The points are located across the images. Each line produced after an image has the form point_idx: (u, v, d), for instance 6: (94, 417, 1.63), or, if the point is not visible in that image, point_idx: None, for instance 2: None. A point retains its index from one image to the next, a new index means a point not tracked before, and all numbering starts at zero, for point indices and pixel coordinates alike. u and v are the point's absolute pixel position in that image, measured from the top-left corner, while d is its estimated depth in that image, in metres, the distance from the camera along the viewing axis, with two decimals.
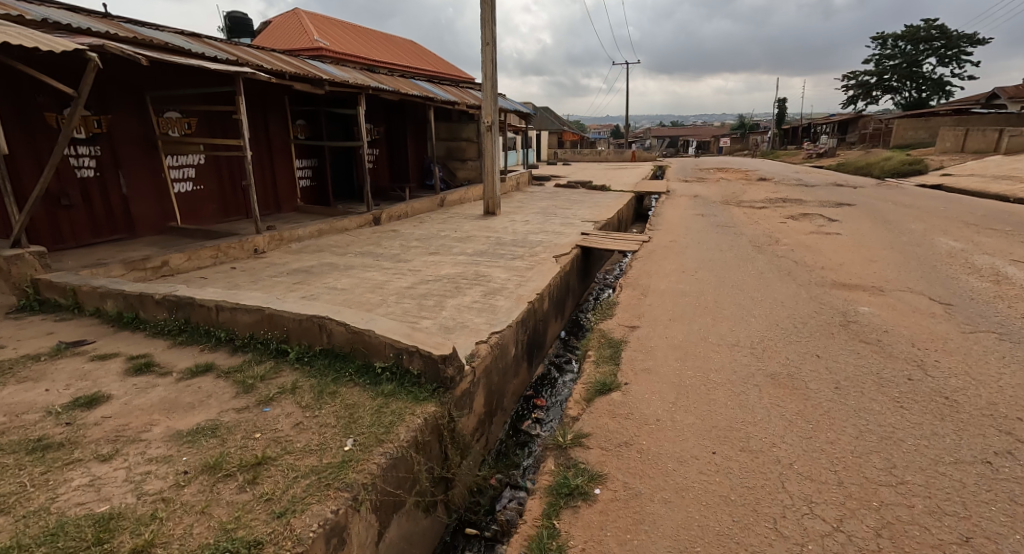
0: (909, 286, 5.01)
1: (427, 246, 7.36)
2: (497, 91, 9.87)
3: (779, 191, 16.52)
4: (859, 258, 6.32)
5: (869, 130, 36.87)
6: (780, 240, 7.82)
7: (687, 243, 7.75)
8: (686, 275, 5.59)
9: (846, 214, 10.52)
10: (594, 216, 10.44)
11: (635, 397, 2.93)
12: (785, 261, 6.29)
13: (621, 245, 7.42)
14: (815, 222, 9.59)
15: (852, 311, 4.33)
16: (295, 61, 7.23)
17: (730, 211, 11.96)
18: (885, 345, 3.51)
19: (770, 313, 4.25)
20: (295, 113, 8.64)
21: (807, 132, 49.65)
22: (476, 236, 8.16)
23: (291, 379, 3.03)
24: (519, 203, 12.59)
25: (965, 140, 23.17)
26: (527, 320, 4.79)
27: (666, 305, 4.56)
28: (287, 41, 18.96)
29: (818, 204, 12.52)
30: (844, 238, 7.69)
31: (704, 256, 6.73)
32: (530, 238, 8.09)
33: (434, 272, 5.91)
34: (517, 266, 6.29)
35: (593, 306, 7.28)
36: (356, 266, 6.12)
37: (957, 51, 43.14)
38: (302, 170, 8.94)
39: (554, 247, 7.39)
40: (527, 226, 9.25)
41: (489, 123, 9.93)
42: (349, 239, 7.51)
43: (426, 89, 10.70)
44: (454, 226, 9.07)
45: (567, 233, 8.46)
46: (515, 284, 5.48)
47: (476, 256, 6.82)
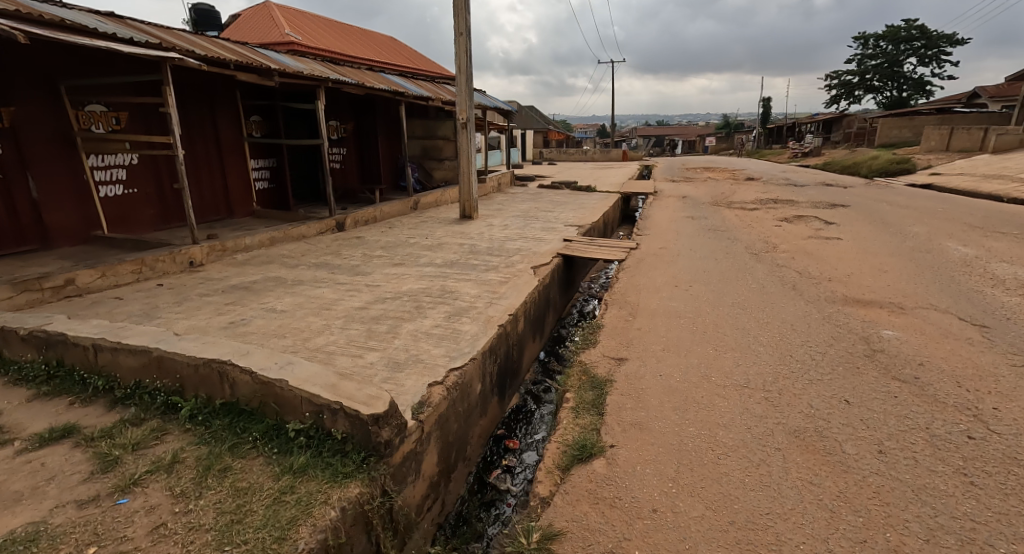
0: (931, 304, 4.44)
1: (391, 256, 6.65)
2: (473, 85, 9.18)
3: (770, 191, 16.03)
4: (867, 268, 5.77)
5: (853, 129, 36.84)
6: (776, 246, 7.25)
7: (677, 250, 7.14)
8: (678, 290, 4.96)
9: (842, 217, 10.02)
10: (578, 220, 9.80)
11: (623, 469, 2.26)
12: (786, 272, 5.70)
13: (606, 253, 6.79)
14: (811, 226, 9.07)
15: (874, 336, 3.73)
16: (242, 49, 6.47)
17: (720, 214, 11.41)
18: (926, 388, 2.89)
19: (781, 342, 3.62)
20: (248, 108, 7.89)
21: (792, 131, 49.67)
22: (448, 244, 7.47)
23: (170, 449, 2.29)
24: (499, 206, 11.92)
25: (950, 140, 23.01)
26: (498, 347, 4.12)
27: (658, 331, 3.91)
28: (255, 35, 18.00)
29: (810, 206, 12.03)
30: (846, 244, 7.15)
31: (696, 265, 6.13)
32: (507, 245, 7.42)
33: (394, 288, 5.21)
34: (489, 280, 5.62)
35: (577, 323, 6.64)
36: (305, 280, 5.39)
37: (938, 51, 43.46)
38: (258, 171, 8.19)
39: (532, 257, 6.73)
40: (505, 231, 8.58)
41: (464, 121, 9.23)
42: (306, 248, 6.78)
43: (398, 84, 9.98)
44: (425, 232, 8.37)
45: (548, 240, 7.81)
46: (485, 302, 4.80)
47: (445, 268, 6.14)
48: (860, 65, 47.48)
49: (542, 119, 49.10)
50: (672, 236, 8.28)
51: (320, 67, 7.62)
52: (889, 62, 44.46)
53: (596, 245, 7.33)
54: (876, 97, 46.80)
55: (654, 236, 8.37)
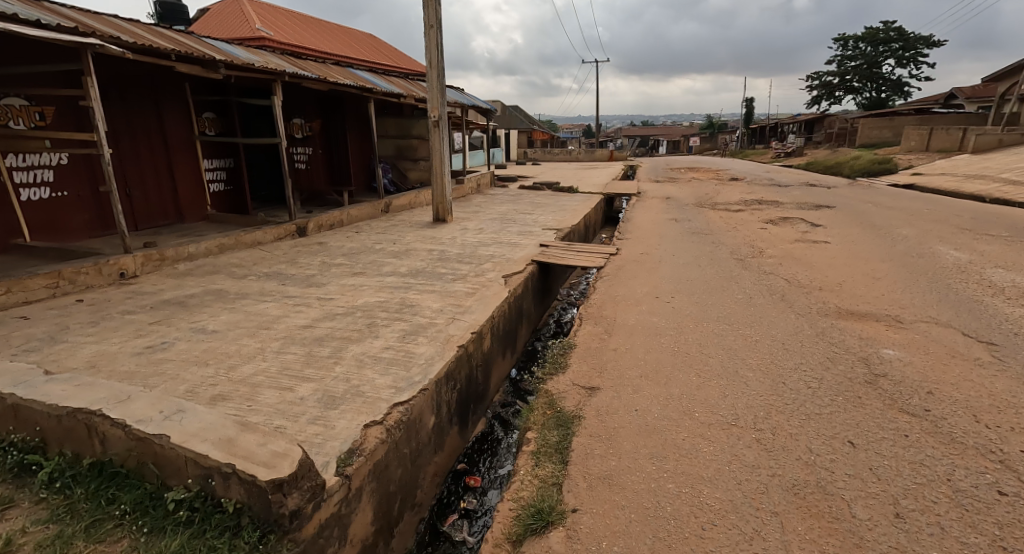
0: (932, 317, 4.10)
1: (352, 265, 6.15)
2: (444, 81, 8.71)
3: (755, 192, 15.83)
4: (858, 275, 5.43)
5: (834, 129, 37.06)
6: (762, 251, 6.90)
7: (659, 256, 6.76)
8: (659, 303, 4.56)
9: (827, 219, 9.75)
10: (557, 223, 9.40)
11: (585, 546, 1.83)
12: (773, 281, 5.33)
13: (584, 260, 6.38)
14: (797, 229, 8.76)
15: (874, 357, 3.36)
16: (187, 39, 5.93)
17: (704, 216, 11.08)
18: (940, 424, 2.51)
19: (771, 366, 3.23)
20: (200, 104, 7.35)
21: (774, 132, 49.95)
22: (416, 251, 7.00)
23: (5, 530, 1.79)
24: (476, 208, 11.46)
25: (930, 139, 23.10)
26: (458, 371, 3.68)
27: (635, 353, 3.49)
28: (225, 31, 17.28)
29: (795, 208, 11.76)
30: (835, 249, 6.83)
31: (678, 273, 5.74)
32: (479, 251, 6.97)
33: (348, 302, 4.72)
34: (455, 291, 5.16)
35: (553, 336, 6.21)
36: (250, 293, 4.88)
37: (916, 52, 44.02)
38: (211, 172, 7.66)
39: (505, 264, 6.29)
40: (479, 236, 8.12)
41: (436, 119, 8.75)
42: (260, 256, 6.26)
43: (367, 80, 9.47)
44: (394, 237, 7.89)
45: (524, 246, 7.37)
46: (446, 318, 4.34)
47: (409, 277, 5.66)
48: (840, 66, 47.91)
49: (526, 118, 48.70)
50: (654, 240, 7.90)
51: (277, 60, 7.09)
52: (869, 63, 44.92)
53: (574, 251, 6.92)
54: (856, 97, 47.27)
55: (635, 240, 7.99)
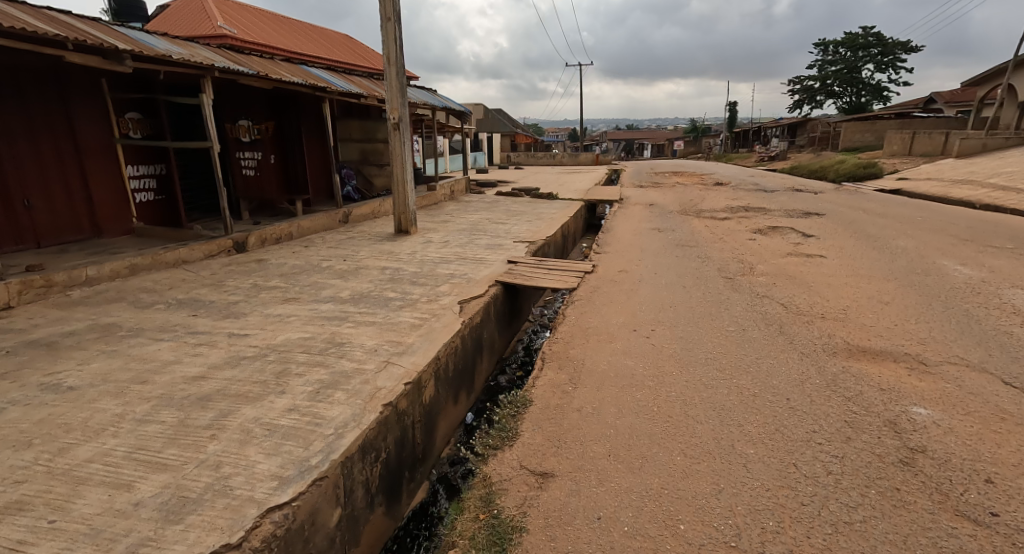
0: (959, 357, 3.45)
1: (286, 289, 5.35)
2: (405, 80, 7.97)
3: (740, 197, 15.32)
4: (862, 299, 4.78)
5: (817, 133, 37.04)
6: (753, 268, 6.26)
7: (639, 273, 6.08)
8: (635, 341, 3.85)
9: (818, 228, 9.18)
10: (530, 234, 8.70)
11: None
12: (768, 306, 4.66)
13: (553, 281, 5.68)
14: (787, 241, 8.14)
15: (904, 420, 2.68)
16: (88, 26, 5.09)
17: (688, 225, 10.45)
18: (1018, 542, 1.82)
19: (775, 440, 2.51)
20: (121, 103, 6.47)
21: (757, 135, 49.99)
22: (367, 269, 6.23)
23: None
24: (446, 218, 10.70)
25: (912, 143, 22.92)
26: (383, 439, 2.89)
27: (604, 420, 2.75)
28: (185, 28, 16.30)
29: (784, 215, 11.21)
30: (831, 265, 6.22)
31: (658, 296, 5.06)
32: (438, 270, 6.22)
33: (266, 339, 3.92)
34: (399, 322, 4.42)
35: (516, 373, 5.48)
36: (147, 328, 4.05)
37: (894, 58, 44.42)
38: (137, 180, 6.79)
39: (464, 286, 5.55)
40: (442, 251, 7.37)
41: (396, 120, 7.98)
42: (179, 278, 5.43)
43: (322, 79, 8.67)
44: (346, 253, 7.11)
45: (490, 262, 6.64)
46: (379, 363, 3.57)
47: (350, 304, 4.89)
48: (820, 70, 48.16)
49: (509, 122, 48.07)
50: (634, 254, 7.22)
51: (207, 53, 6.26)
52: (849, 67, 45.19)
53: (544, 269, 6.20)
54: (836, 102, 47.57)
55: (613, 254, 7.30)
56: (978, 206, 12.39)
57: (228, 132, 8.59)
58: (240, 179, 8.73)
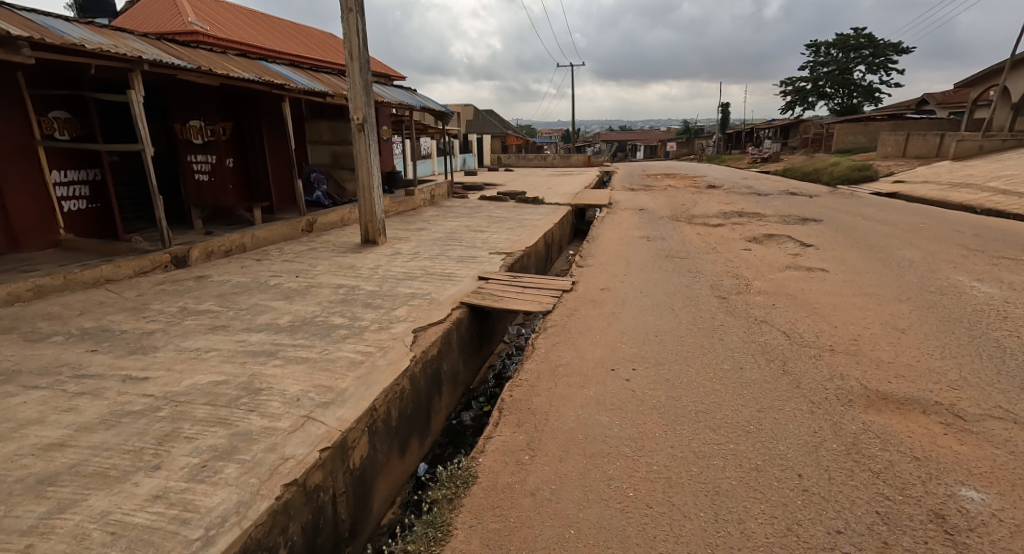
0: (1002, 409, 2.85)
1: (217, 315, 4.66)
2: (368, 76, 7.35)
3: (733, 202, 14.78)
4: (873, 325, 4.19)
5: (810, 135, 36.72)
6: (749, 285, 5.66)
7: (622, 292, 5.46)
8: (612, 386, 3.21)
9: (817, 237, 8.61)
10: (509, 244, 8.07)
11: None
12: (766, 337, 4.05)
13: (525, 303, 5.04)
14: (785, 252, 7.56)
15: (953, 512, 2.06)
16: None
17: (679, 233, 9.87)
18: None
19: (789, 549, 1.87)
20: (42, 101, 5.78)
21: (750, 136, 49.70)
22: (319, 288, 5.57)
23: None
24: (421, 226, 10.05)
25: (906, 145, 22.55)
26: (281, 533, 2.23)
27: (563, 514, 2.10)
28: (154, 24, 15.55)
29: (779, 222, 10.65)
30: (835, 281, 5.63)
31: (642, 323, 4.44)
32: (399, 289, 5.56)
33: (166, 385, 3.23)
34: (337, 359, 3.75)
35: (482, 409, 4.83)
36: (26, 370, 3.37)
37: (885, 59, 44.29)
38: (64, 187, 6.12)
39: (424, 310, 4.89)
40: (408, 264, 6.72)
41: (360, 121, 7.39)
42: (95, 302, 4.75)
43: (282, 76, 8.00)
44: (301, 268, 6.45)
45: (459, 279, 5.99)
46: (296, 418, 2.90)
47: (286, 334, 4.23)
48: (812, 71, 47.95)
49: (500, 123, 47.48)
50: (619, 268, 6.60)
51: (138, 44, 5.60)
52: (841, 68, 44.98)
53: (517, 288, 5.56)
54: (828, 103, 47.39)
55: (596, 268, 6.68)
56: (978, 211, 11.91)
57: (178, 134, 7.92)
58: (192, 185, 8.05)
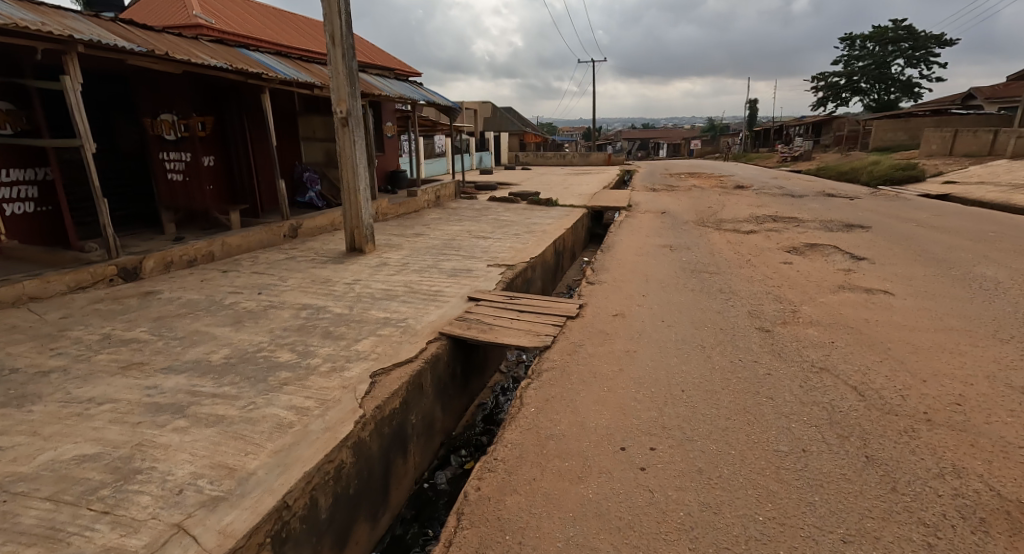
0: None
1: (141, 346, 3.83)
2: (352, 62, 6.54)
3: (764, 204, 13.62)
4: (976, 380, 3.15)
5: (844, 132, 34.87)
6: (796, 313, 4.65)
7: (639, 320, 4.49)
8: (621, 483, 2.27)
9: (868, 248, 7.48)
10: (512, 255, 7.17)
11: None
12: (831, 395, 3.05)
13: (517, 337, 4.11)
14: (832, 268, 6.48)
15: None
16: None
17: (706, 241, 8.84)
18: None
19: None
20: None
21: (779, 134, 47.81)
22: (280, 310, 4.75)
23: None
24: (419, 231, 9.21)
25: (954, 142, 20.93)
26: None
27: None
28: (158, 16, 15.07)
29: (819, 228, 9.53)
30: (904, 310, 4.57)
31: (664, 369, 3.48)
32: (372, 313, 4.69)
33: (12, 463, 2.38)
34: (263, 418, 2.87)
35: (462, 465, 3.94)
36: None
37: (926, 52, 42.00)
38: (5, 188, 5.42)
39: (394, 343, 4.00)
40: (391, 279, 5.87)
41: (344, 115, 6.56)
42: (5, 328, 3.98)
43: (261, 64, 7.22)
44: (269, 283, 5.63)
45: (446, 300, 5.09)
46: (162, 529, 2.01)
47: (214, 375, 3.39)
48: (847, 65, 45.85)
49: (519, 121, 46.58)
50: (636, 287, 5.63)
51: (76, 24, 4.85)
52: (878, 62, 42.84)
53: (512, 313, 4.64)
54: (863, 99, 45.21)
55: (610, 286, 5.72)
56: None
57: (149, 129, 7.23)
58: (164, 184, 7.40)
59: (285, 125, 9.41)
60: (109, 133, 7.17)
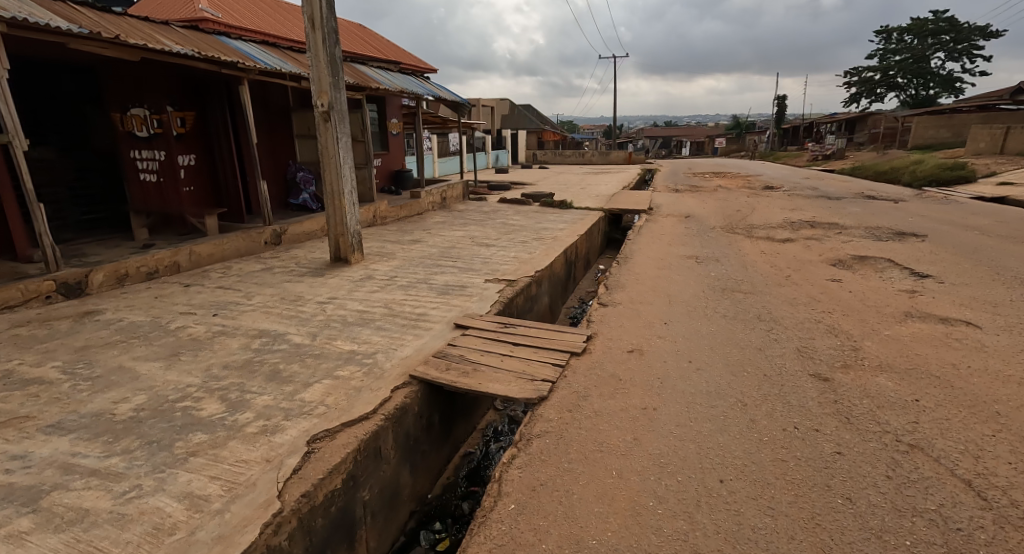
0: None
1: (40, 390, 3.09)
2: (334, 49, 5.83)
3: (798, 208, 12.55)
4: None
5: (880, 129, 33.14)
6: (858, 356, 3.72)
7: (659, 363, 3.63)
8: None
9: (930, 263, 6.45)
10: (515, 269, 6.34)
11: None
12: (938, 497, 2.14)
13: (504, 386, 3.29)
14: (891, 288, 5.50)
15: None
16: None
17: (736, 251, 7.89)
18: None
19: None
20: None
21: (809, 131, 45.94)
22: (229, 339, 3.99)
23: None
24: (418, 237, 8.47)
25: (1006, 140, 19.37)
26: None
27: None
28: (161, 10, 14.62)
29: (866, 237, 8.48)
30: (1001, 353, 3.60)
31: (694, 442, 2.62)
32: (336, 345, 3.91)
33: None
34: (140, 517, 2.07)
35: (433, 546, 3.11)
36: None
37: (969, 45, 39.76)
38: None
39: (352, 390, 3.21)
40: (371, 298, 5.10)
41: (325, 109, 5.91)
42: None
43: (239, 52, 6.54)
44: (231, 302, 4.90)
45: (428, 328, 4.30)
46: None
47: (107, 438, 2.62)
48: (882, 60, 43.78)
49: (537, 118, 45.61)
50: (656, 313, 4.75)
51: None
52: (916, 56, 40.74)
53: (505, 349, 3.84)
54: (899, 94, 43.15)
55: (625, 311, 4.86)
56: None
57: (118, 125, 6.65)
58: (136, 185, 6.82)
59: (278, 121, 8.78)
60: (78, 129, 6.62)
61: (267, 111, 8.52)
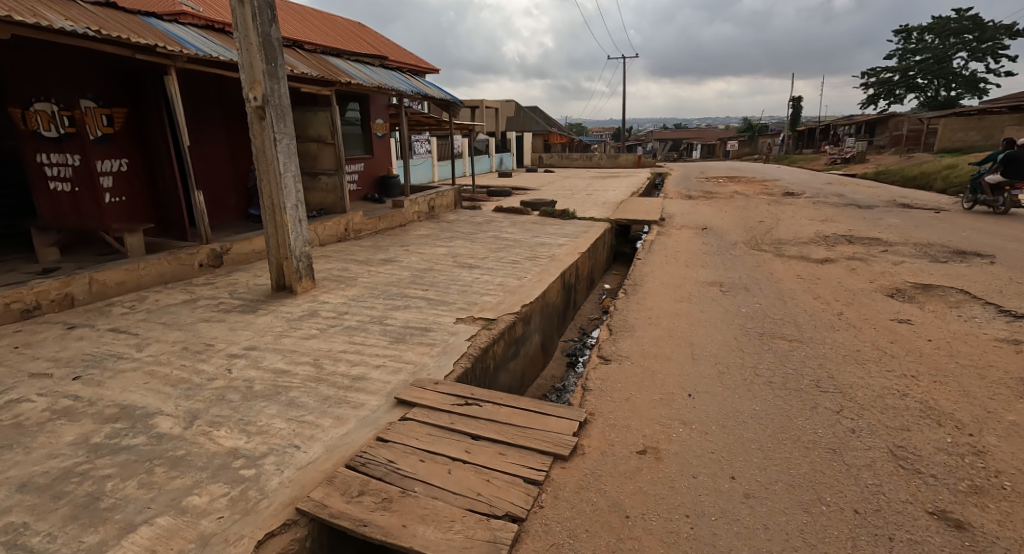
0: None
1: None
2: (268, 29, 4.67)
3: (829, 219, 11.26)
4: None
5: (903, 132, 31.61)
6: (988, 470, 2.47)
7: (689, 484, 2.40)
8: None
9: (1018, 299, 5.18)
10: (496, 305, 5.15)
11: None
12: None
13: (444, 532, 2.08)
14: (984, 338, 4.24)
15: None
16: None
17: (768, 275, 6.65)
18: None
19: None
20: None
21: (825, 134, 44.34)
22: (66, 425, 2.78)
23: None
24: (393, 256, 7.28)
25: None
26: None
27: None
28: None
29: (922, 260, 7.17)
30: None
31: None
32: (215, 439, 2.70)
33: None
34: None
35: None
36: None
37: (995, 45, 38.02)
38: None
39: (194, 542, 1.99)
40: (300, 351, 3.89)
41: (258, 103, 4.76)
42: None
43: (165, 34, 5.38)
44: (113, 355, 3.70)
45: (359, 406, 3.08)
46: None
47: None
48: (902, 60, 42.15)
49: (544, 120, 44.36)
50: (675, 383, 3.52)
51: None
52: (938, 57, 39.07)
53: (456, 452, 2.62)
54: (920, 96, 41.52)
55: (633, 378, 3.64)
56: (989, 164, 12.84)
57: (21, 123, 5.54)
58: (45, 196, 5.73)
59: (236, 121, 7.65)
60: None
61: (224, 110, 7.41)
